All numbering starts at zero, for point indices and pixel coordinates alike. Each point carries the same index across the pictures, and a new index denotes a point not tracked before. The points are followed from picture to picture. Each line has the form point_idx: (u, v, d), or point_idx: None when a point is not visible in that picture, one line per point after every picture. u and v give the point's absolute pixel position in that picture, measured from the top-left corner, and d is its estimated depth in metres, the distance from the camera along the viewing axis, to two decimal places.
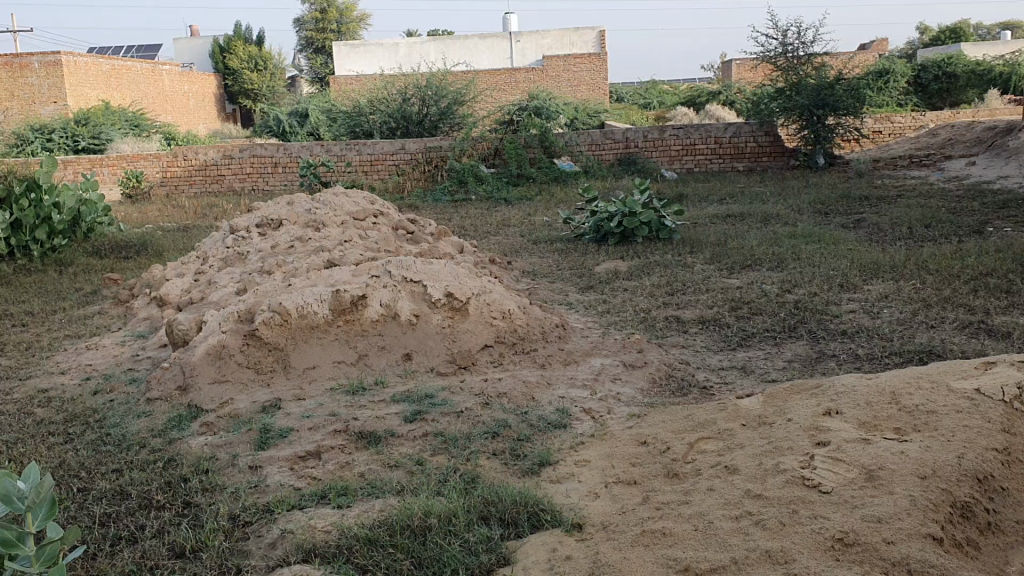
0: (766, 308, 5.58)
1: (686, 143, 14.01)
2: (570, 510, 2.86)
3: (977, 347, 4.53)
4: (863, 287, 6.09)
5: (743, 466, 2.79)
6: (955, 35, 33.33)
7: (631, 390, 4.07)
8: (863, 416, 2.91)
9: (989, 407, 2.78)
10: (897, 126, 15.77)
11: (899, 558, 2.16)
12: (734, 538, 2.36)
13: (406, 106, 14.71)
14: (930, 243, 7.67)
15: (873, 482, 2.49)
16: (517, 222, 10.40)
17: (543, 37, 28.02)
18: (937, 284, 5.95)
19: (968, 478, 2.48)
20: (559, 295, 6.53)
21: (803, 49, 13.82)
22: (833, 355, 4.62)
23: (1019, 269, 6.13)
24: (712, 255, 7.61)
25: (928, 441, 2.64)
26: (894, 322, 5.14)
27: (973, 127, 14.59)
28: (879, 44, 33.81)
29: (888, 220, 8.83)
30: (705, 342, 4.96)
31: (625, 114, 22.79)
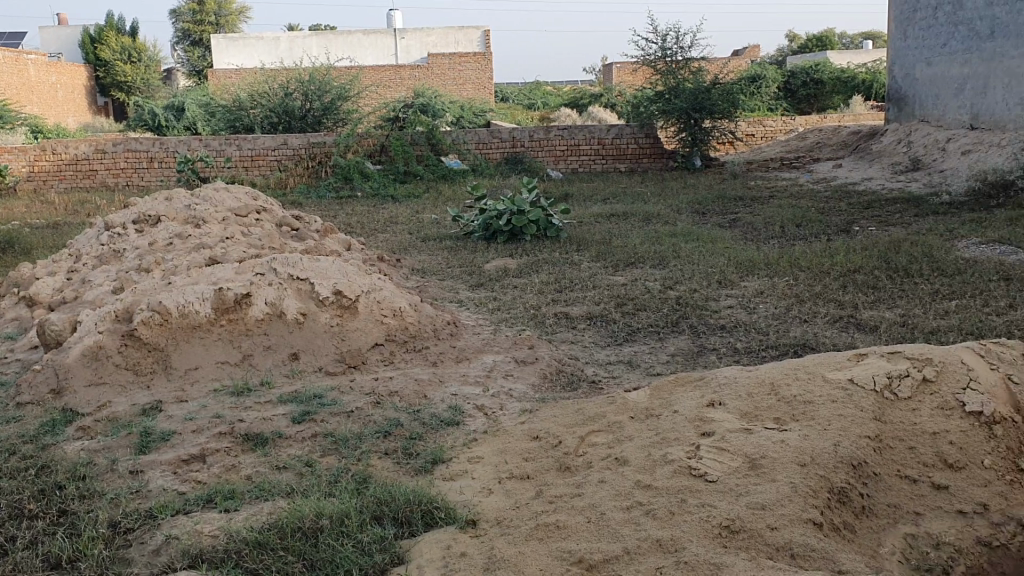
0: (651, 304, 5.72)
1: (571, 144, 14.21)
2: (464, 508, 2.86)
3: (847, 340, 4.75)
4: (740, 283, 6.31)
5: (632, 457, 2.85)
6: (821, 43, 34.89)
7: (523, 386, 4.10)
8: (744, 407, 3.01)
9: (863, 396, 2.91)
10: (768, 130, 16.35)
11: (782, 543, 2.25)
12: (625, 528, 2.41)
13: (289, 100, 14.41)
14: (801, 241, 8.00)
15: (756, 470, 2.59)
16: (403, 220, 10.34)
17: (427, 35, 27.90)
18: (809, 281, 6.22)
19: (844, 465, 2.60)
20: (447, 293, 6.52)
21: (680, 53, 14.21)
22: (713, 348, 4.77)
23: (884, 265, 6.47)
24: (598, 253, 7.74)
25: (806, 429, 2.76)
26: (770, 317, 5.35)
27: (840, 131, 15.30)
28: (751, 50, 35.10)
29: (762, 220, 9.17)
30: (593, 337, 5.04)
31: (509, 114, 23.04)
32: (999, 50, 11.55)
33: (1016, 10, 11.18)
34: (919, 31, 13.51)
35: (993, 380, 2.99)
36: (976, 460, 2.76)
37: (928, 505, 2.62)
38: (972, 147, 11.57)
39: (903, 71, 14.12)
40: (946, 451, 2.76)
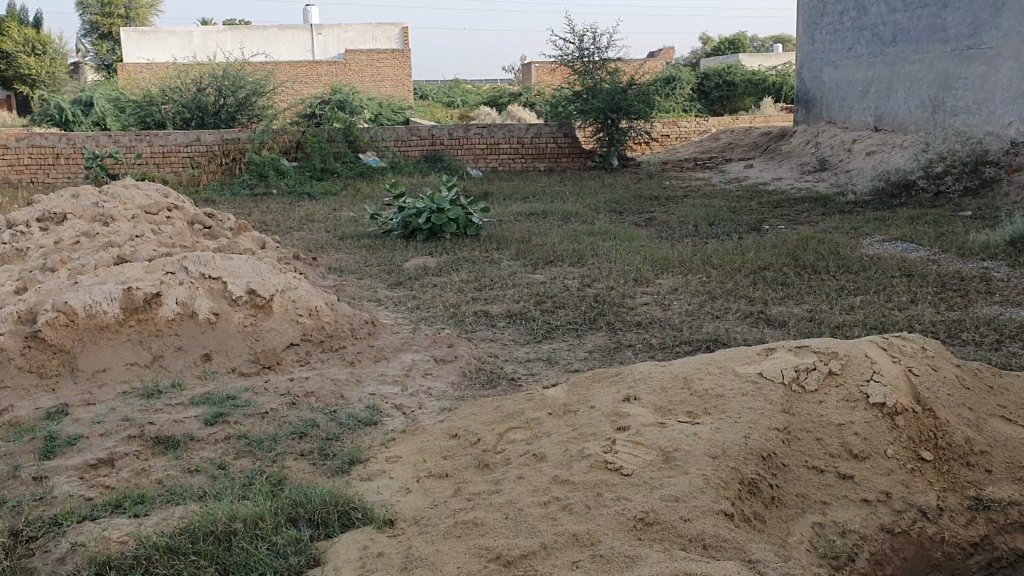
0: (569, 301, 5.77)
1: (490, 143, 14.24)
2: (381, 507, 2.84)
3: (758, 335, 4.88)
4: (656, 281, 6.42)
5: (550, 453, 2.87)
6: (733, 46, 35.66)
7: (442, 385, 4.09)
8: (659, 401, 3.07)
9: (771, 389, 3.00)
10: (683, 130, 16.62)
11: (694, 535, 2.29)
12: (542, 523, 2.42)
13: (201, 96, 14.09)
14: (715, 239, 8.19)
15: (669, 463, 2.64)
16: (320, 217, 10.23)
17: (345, 31, 27.66)
18: (722, 278, 6.36)
19: (754, 457, 2.68)
20: (365, 292, 6.47)
21: (598, 54, 14.45)
22: (629, 344, 4.84)
23: (792, 262, 6.66)
24: (516, 251, 7.78)
25: (718, 423, 2.83)
26: (684, 313, 5.45)
27: (752, 132, 15.68)
28: (667, 52, 35.74)
29: (676, 219, 9.35)
30: (512, 335, 5.07)
31: (430, 113, 23.05)
32: (901, 55, 11.98)
33: (916, 16, 11.59)
34: (826, 35, 13.91)
35: (895, 372, 3.10)
36: (880, 449, 2.84)
37: (835, 494, 2.70)
38: (876, 147, 11.98)
39: (811, 74, 14.54)
40: (851, 441, 2.84)
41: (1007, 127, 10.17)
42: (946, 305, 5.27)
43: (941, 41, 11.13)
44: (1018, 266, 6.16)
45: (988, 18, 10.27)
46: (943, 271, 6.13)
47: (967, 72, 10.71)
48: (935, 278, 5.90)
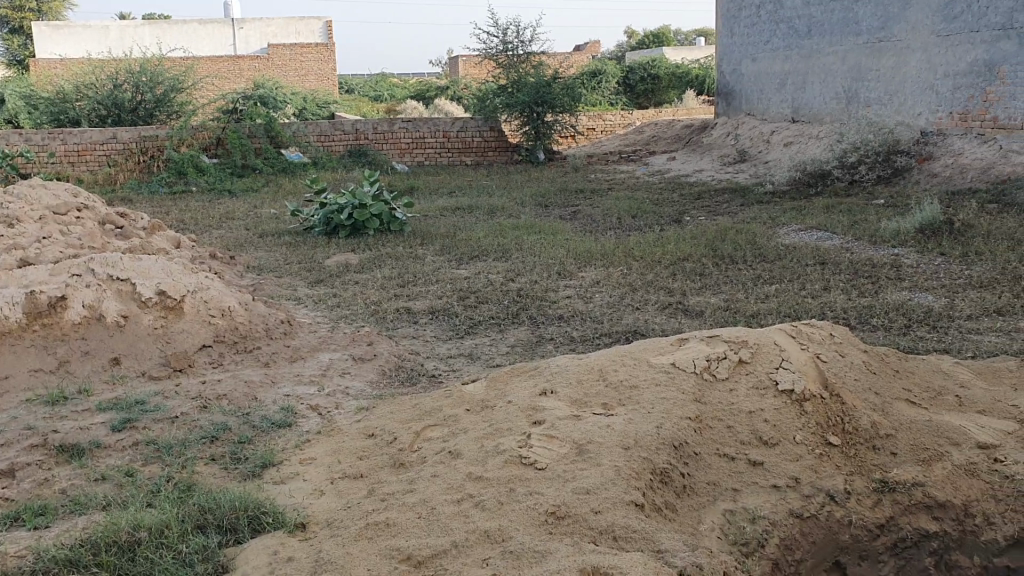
0: (492, 296, 5.75)
1: (415, 137, 14.15)
2: (293, 511, 2.78)
3: (676, 326, 4.93)
4: (579, 274, 6.44)
5: (465, 449, 2.83)
6: (658, 40, 36.12)
7: (360, 383, 4.02)
8: (574, 394, 3.07)
9: (683, 379, 3.04)
10: (608, 123, 16.71)
11: (605, 527, 2.29)
12: (454, 521, 2.39)
13: (118, 92, 13.70)
14: (638, 232, 8.26)
15: (582, 456, 2.64)
16: (241, 215, 10.03)
17: (267, 25, 27.20)
18: (643, 270, 6.41)
19: (665, 447, 2.70)
20: (283, 290, 6.36)
21: (522, 48, 14.56)
22: (551, 338, 4.84)
23: (711, 253, 6.75)
24: (441, 246, 7.73)
25: (631, 414, 2.85)
26: (605, 305, 5.48)
27: (674, 125, 15.87)
28: (592, 45, 36.02)
29: (600, 212, 9.40)
30: (434, 331, 5.02)
31: (356, 107, 22.81)
32: (816, 48, 12.23)
33: (830, 10, 11.84)
34: (744, 28, 14.14)
35: (803, 359, 3.16)
36: (788, 435, 2.88)
37: (745, 482, 2.74)
38: (793, 139, 12.22)
39: (730, 67, 14.78)
40: (761, 428, 2.88)
41: (916, 118, 10.46)
42: (857, 291, 5.39)
43: (853, 34, 11.39)
44: (927, 252, 6.34)
45: (898, 11, 10.54)
46: (856, 258, 6.27)
47: (878, 64, 10.98)
48: (848, 265, 6.03)
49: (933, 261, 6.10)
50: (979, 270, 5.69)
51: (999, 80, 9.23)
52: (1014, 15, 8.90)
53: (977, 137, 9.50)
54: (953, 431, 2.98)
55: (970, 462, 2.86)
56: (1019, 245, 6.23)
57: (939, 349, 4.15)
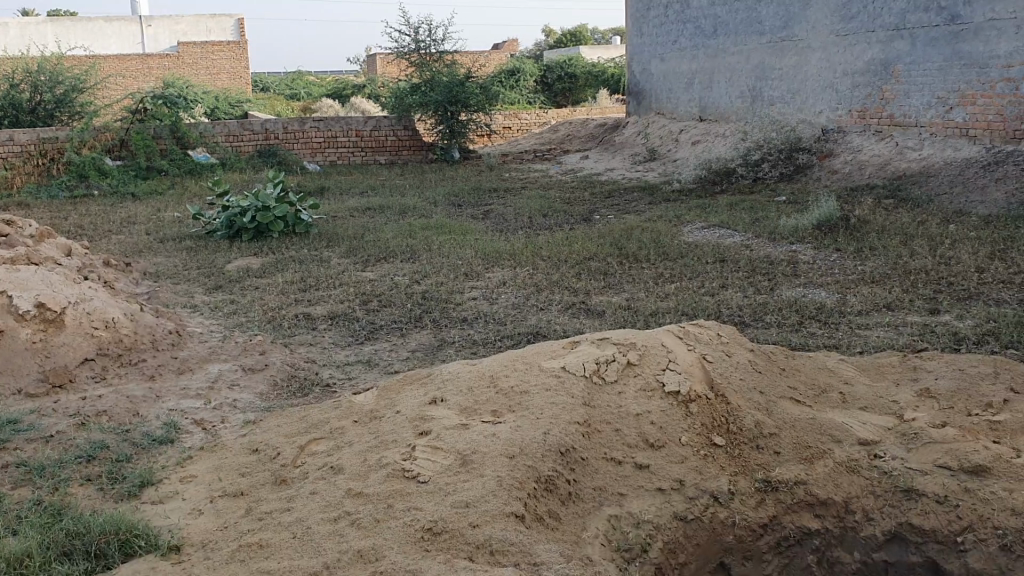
0: (395, 299, 5.66)
1: (327, 136, 13.96)
2: (168, 533, 2.65)
3: (577, 326, 4.93)
4: (486, 275, 6.39)
5: (347, 464, 2.75)
6: (574, 38, 36.45)
7: (249, 396, 3.90)
8: (464, 402, 3.02)
9: (573, 383, 3.01)
10: (523, 122, 16.71)
11: (482, 541, 2.25)
12: (328, 541, 2.32)
13: (16, 92, 13.07)
14: (547, 231, 8.26)
15: (465, 467, 2.59)
16: (143, 219, 9.71)
17: (176, 23, 26.49)
18: (549, 270, 6.40)
19: (551, 453, 2.67)
20: (181, 297, 6.17)
21: (435, 46, 14.48)
22: (452, 341, 4.77)
23: (617, 252, 6.78)
24: (348, 248, 7.60)
25: (519, 421, 2.82)
26: (510, 307, 5.45)
27: (587, 124, 15.98)
28: (510, 44, 36.13)
29: (512, 211, 9.39)
30: (333, 337, 4.91)
31: (269, 105, 22.36)
32: (722, 47, 12.43)
33: (734, 10, 12.02)
34: (652, 28, 14.30)
35: (690, 360, 3.17)
36: (674, 437, 2.88)
37: (632, 485, 2.72)
38: (700, 137, 12.41)
39: (640, 67, 14.94)
40: (649, 431, 2.88)
41: (817, 116, 10.70)
42: (754, 288, 5.47)
43: (757, 33, 11.59)
44: (824, 248, 6.48)
45: (799, 11, 10.74)
46: (756, 255, 6.37)
47: (781, 64, 11.19)
48: (747, 263, 6.12)
49: (829, 256, 6.23)
50: (872, 265, 5.82)
51: (894, 79, 9.44)
52: (906, 15, 9.10)
53: (875, 134, 9.75)
54: (835, 428, 3.01)
55: (852, 459, 2.89)
56: (911, 239, 6.40)
57: (829, 345, 4.22)
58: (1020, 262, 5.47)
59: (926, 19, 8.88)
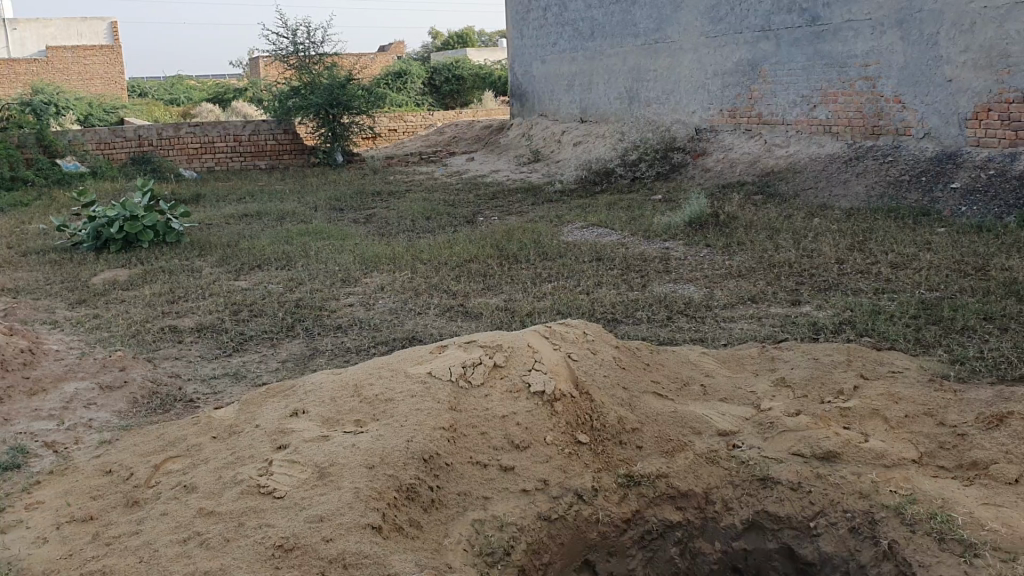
0: (267, 308, 5.52)
1: (204, 142, 13.60)
2: (7, 565, 2.49)
3: (453, 329, 4.90)
4: (364, 280, 6.31)
5: (201, 482, 2.66)
6: (462, 40, 36.33)
7: (106, 415, 3.74)
8: (326, 412, 2.96)
9: (438, 388, 2.98)
10: (408, 125, 16.59)
11: (335, 555, 2.23)
12: (174, 564, 2.25)
13: None
14: (429, 234, 8.21)
15: (322, 480, 2.54)
16: (5, 232, 9.22)
17: (43, 26, 25.30)
18: (428, 273, 6.35)
19: (414, 461, 2.64)
20: (41, 314, 5.87)
21: (313, 49, 14.22)
22: (325, 350, 4.67)
23: (496, 253, 6.78)
24: (222, 256, 7.39)
25: (382, 429, 2.78)
26: (386, 312, 5.36)
27: (472, 126, 15.97)
28: (396, 46, 35.87)
29: (394, 214, 9.30)
30: (200, 350, 4.76)
31: (148, 110, 21.58)
32: (599, 50, 12.62)
33: (610, 12, 12.19)
34: (532, 31, 14.41)
35: (556, 359, 3.18)
36: (540, 437, 2.88)
37: (496, 488, 2.72)
38: (582, 139, 12.56)
39: (522, 69, 15.04)
40: (515, 433, 2.88)
41: (690, 116, 10.97)
42: (627, 286, 5.56)
43: (632, 35, 11.81)
44: (695, 244, 6.63)
45: (671, 13, 10.96)
46: (631, 253, 6.47)
47: (655, 65, 11.41)
48: (622, 261, 6.22)
49: (699, 252, 6.39)
50: (740, 260, 5.98)
51: (761, 79, 9.75)
52: (771, 17, 9.41)
53: (745, 132, 10.05)
54: (695, 420, 3.09)
55: (711, 450, 2.95)
56: (777, 234, 6.60)
57: (696, 339, 4.31)
58: (877, 254, 5.69)
59: (789, 20, 9.19)
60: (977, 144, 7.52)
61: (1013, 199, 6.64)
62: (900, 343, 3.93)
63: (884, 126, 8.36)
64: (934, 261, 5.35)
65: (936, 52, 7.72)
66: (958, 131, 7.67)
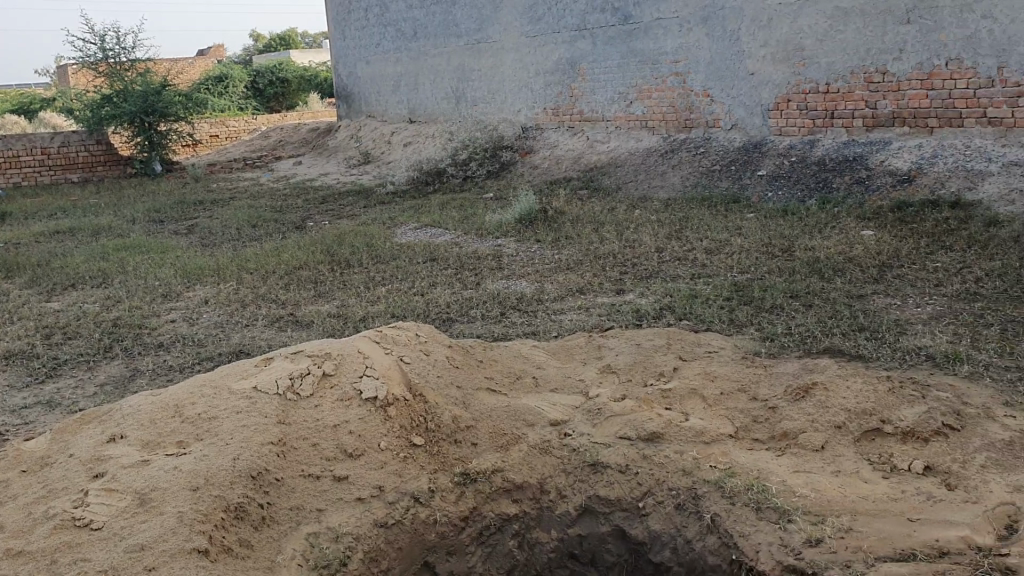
0: (82, 330, 5.22)
1: (7, 155, 12.74)
2: None
3: (283, 340, 4.79)
4: (187, 294, 6.06)
5: (10, 521, 2.50)
6: (284, 42, 35.43)
7: None
8: (146, 436, 2.83)
9: (266, 402, 2.90)
10: (231, 130, 16.02)
11: None
12: None
13: None
14: (255, 242, 7.98)
15: (143, 507, 2.46)
16: None
17: None
18: (255, 283, 6.18)
19: (241, 479, 2.58)
20: None
21: (125, 54, 13.57)
22: (147, 370, 4.47)
23: (327, 259, 6.67)
24: (31, 278, 6.93)
25: (207, 449, 2.69)
26: (211, 327, 5.17)
27: (299, 129, 15.64)
28: (216, 50, 34.70)
29: (219, 224, 8.98)
30: (9, 379, 4.45)
31: None
32: (422, 50, 12.62)
33: (431, 13, 12.21)
34: (354, 32, 14.24)
35: (387, 364, 3.15)
36: (373, 443, 2.86)
37: (330, 499, 2.68)
38: (411, 139, 12.53)
39: (347, 70, 14.85)
40: (348, 441, 2.84)
41: (516, 115, 11.14)
42: (461, 285, 5.59)
43: (455, 36, 11.87)
44: (525, 240, 6.74)
45: (490, 14, 11.08)
46: (463, 252, 6.51)
47: (479, 65, 11.51)
48: (454, 260, 6.25)
49: (529, 248, 6.49)
50: (567, 253, 6.13)
51: (580, 77, 10.01)
52: (586, 16, 9.67)
53: (568, 129, 10.30)
54: (528, 412, 3.14)
55: (544, 441, 3.00)
56: (602, 226, 6.81)
57: (528, 332, 4.39)
58: (692, 241, 5.95)
59: (603, 19, 9.47)
60: (779, 134, 8.01)
61: (813, 183, 7.09)
62: (716, 324, 4.13)
63: (695, 119, 8.76)
64: (746, 245, 5.65)
65: (739, 48, 8.15)
66: (762, 122, 8.14)
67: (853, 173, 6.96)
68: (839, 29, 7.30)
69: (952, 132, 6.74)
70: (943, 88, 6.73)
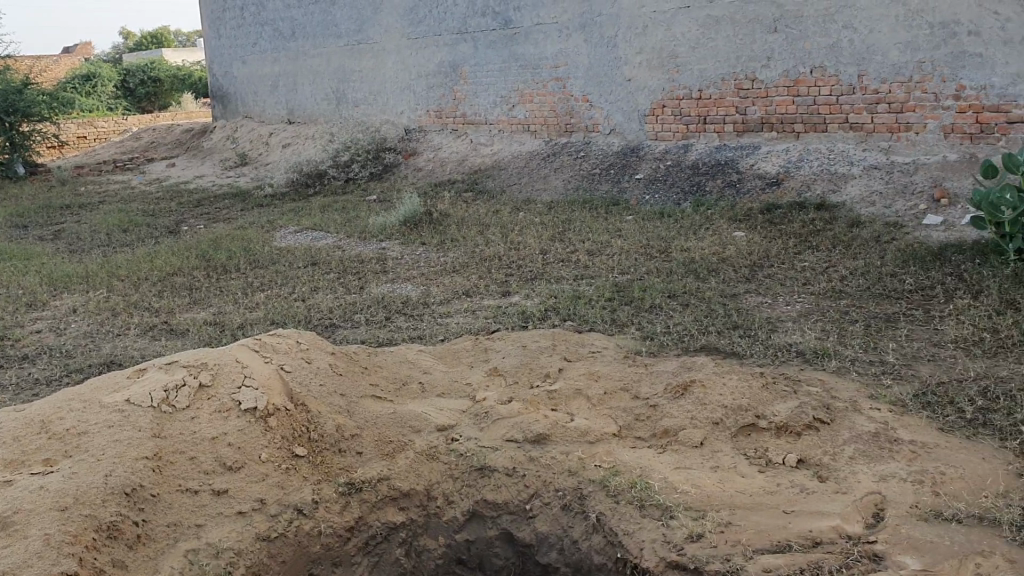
0: None
1: None
2: None
3: (157, 349, 4.62)
4: (53, 303, 5.78)
5: None
6: (156, 39, 34.21)
7: None
8: (8, 454, 2.69)
9: (139, 415, 2.79)
10: (100, 130, 15.48)
11: None
12: None
13: None
14: (127, 248, 7.67)
15: (6, 531, 2.34)
16: None
17: None
18: (127, 290, 5.93)
19: (114, 497, 2.48)
20: None
21: None
22: (9, 384, 4.23)
23: (204, 264, 6.47)
24: None
25: (75, 466, 2.57)
26: (80, 337, 4.94)
27: (173, 130, 15.12)
28: (82, 48, 33.25)
29: (87, 229, 8.60)
30: None
31: None
32: (301, 50, 12.39)
33: (309, 13, 11.99)
34: (229, 31, 13.87)
35: (267, 373, 3.07)
36: (254, 455, 2.79)
37: (209, 514, 2.60)
38: (291, 141, 12.29)
39: (222, 69, 14.45)
40: (228, 453, 2.76)
41: (398, 116, 11.06)
42: (344, 289, 5.51)
43: (334, 36, 11.70)
44: (409, 243, 6.70)
45: (370, 15, 10.96)
46: (346, 256, 6.42)
47: (360, 66, 11.38)
48: (337, 264, 6.15)
49: (414, 251, 6.45)
50: (452, 256, 6.12)
51: (462, 80, 10.01)
52: (466, 20, 9.67)
53: (451, 132, 10.30)
54: (414, 418, 3.11)
55: (431, 447, 2.99)
56: (486, 229, 6.83)
57: (413, 336, 4.36)
58: (574, 243, 6.03)
59: (483, 23, 9.49)
60: (656, 138, 8.21)
61: (688, 186, 7.29)
62: (599, 325, 4.20)
63: (575, 124, 8.88)
64: (625, 246, 5.77)
65: (616, 54, 8.30)
66: (640, 127, 8.32)
67: (724, 176, 7.20)
68: (710, 37, 7.52)
69: (817, 137, 7.05)
70: (809, 95, 7.03)
